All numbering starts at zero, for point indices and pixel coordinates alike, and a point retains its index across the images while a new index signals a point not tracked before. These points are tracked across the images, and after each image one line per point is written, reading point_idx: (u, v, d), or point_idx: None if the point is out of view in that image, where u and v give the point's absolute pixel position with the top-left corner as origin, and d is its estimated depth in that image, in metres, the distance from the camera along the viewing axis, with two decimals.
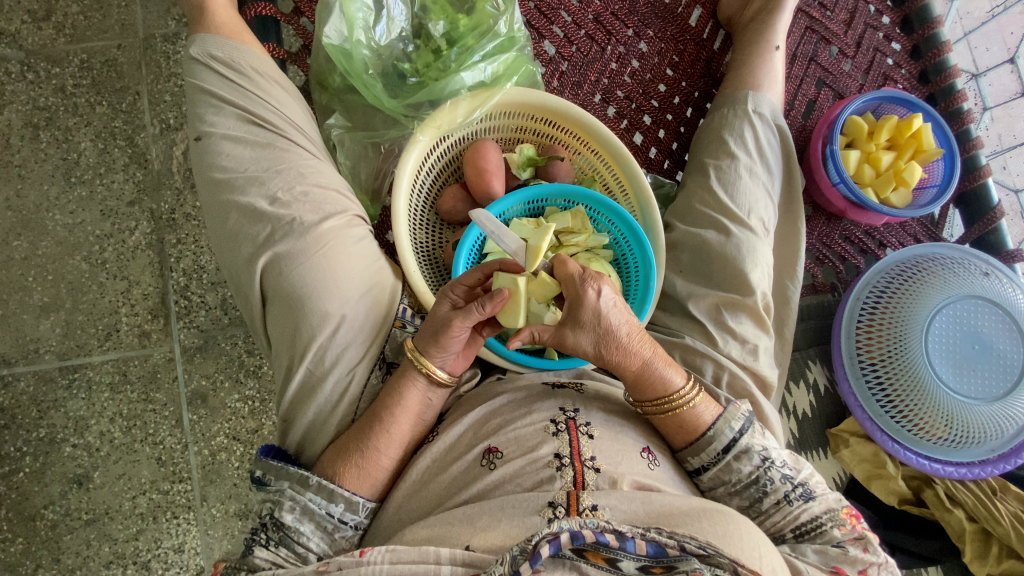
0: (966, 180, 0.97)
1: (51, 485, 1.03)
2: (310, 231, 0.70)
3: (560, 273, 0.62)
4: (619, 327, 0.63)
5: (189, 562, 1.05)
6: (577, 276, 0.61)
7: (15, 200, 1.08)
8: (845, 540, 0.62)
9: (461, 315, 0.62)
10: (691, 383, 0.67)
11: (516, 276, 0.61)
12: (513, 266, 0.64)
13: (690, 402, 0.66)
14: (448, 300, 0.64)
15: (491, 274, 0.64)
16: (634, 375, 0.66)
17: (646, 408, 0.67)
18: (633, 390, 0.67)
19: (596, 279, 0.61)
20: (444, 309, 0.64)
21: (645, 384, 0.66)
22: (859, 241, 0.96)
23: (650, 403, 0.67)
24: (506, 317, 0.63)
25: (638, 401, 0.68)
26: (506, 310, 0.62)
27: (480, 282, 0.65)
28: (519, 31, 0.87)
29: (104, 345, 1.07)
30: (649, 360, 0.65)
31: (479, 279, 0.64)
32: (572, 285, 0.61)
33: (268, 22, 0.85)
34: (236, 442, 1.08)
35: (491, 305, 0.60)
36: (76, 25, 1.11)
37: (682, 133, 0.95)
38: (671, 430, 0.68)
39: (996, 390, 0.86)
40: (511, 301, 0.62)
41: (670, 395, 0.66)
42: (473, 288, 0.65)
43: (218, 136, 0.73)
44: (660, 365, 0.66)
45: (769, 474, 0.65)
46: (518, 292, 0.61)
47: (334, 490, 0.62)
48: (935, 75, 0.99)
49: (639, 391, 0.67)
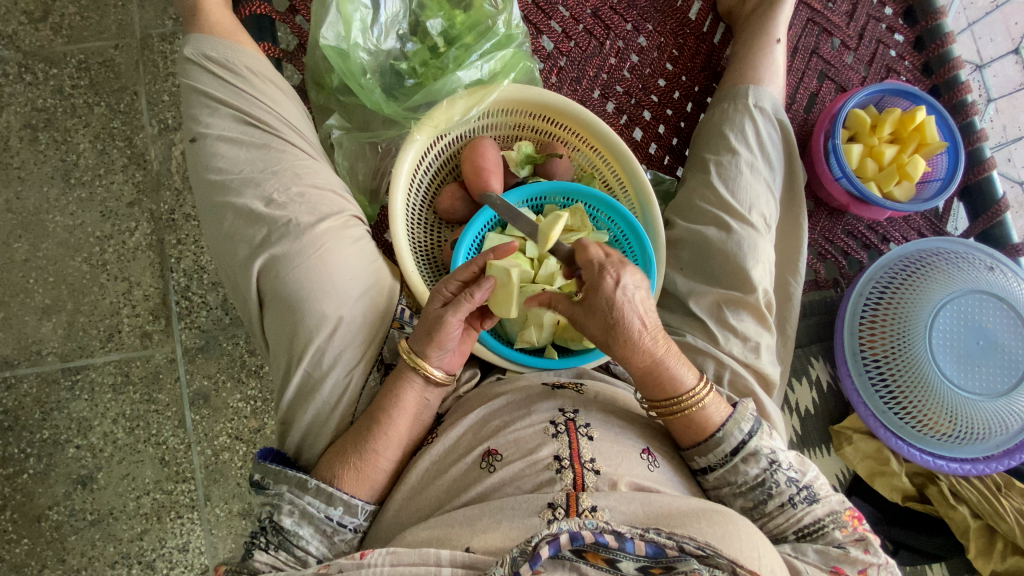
0: (970, 173, 0.96)
1: (56, 486, 1.04)
2: (306, 233, 0.70)
3: (581, 257, 0.61)
4: (631, 319, 0.61)
5: (193, 562, 1.05)
6: (597, 263, 0.60)
7: (15, 202, 1.08)
8: (845, 541, 0.62)
9: (451, 309, 0.62)
10: (702, 382, 0.66)
11: (509, 267, 0.62)
12: (505, 252, 0.63)
13: (701, 402, 0.65)
14: (440, 296, 0.64)
15: (484, 266, 0.64)
16: (644, 372, 0.65)
17: (658, 407, 0.67)
18: (646, 388, 0.67)
19: (617, 267, 0.60)
20: (436, 306, 0.64)
21: (657, 381, 0.65)
22: (862, 236, 0.94)
23: (661, 400, 0.66)
24: (499, 306, 0.64)
25: (651, 399, 0.67)
26: (497, 299, 0.64)
27: (473, 277, 0.64)
28: (517, 28, 0.86)
29: (106, 346, 1.07)
30: (661, 357, 0.64)
31: (472, 274, 0.64)
32: (592, 271, 0.60)
33: (264, 21, 0.84)
34: (240, 442, 1.08)
35: (478, 294, 0.61)
36: (73, 25, 1.11)
37: (682, 128, 0.95)
38: (680, 428, 0.67)
39: (1001, 385, 0.85)
40: (501, 291, 0.63)
41: (680, 394, 0.65)
42: (466, 283, 0.65)
43: (214, 137, 0.72)
44: (672, 362, 0.65)
45: (775, 477, 0.64)
46: (508, 283, 0.62)
47: (333, 493, 0.62)
48: (939, 67, 0.98)
49: (649, 389, 0.66)
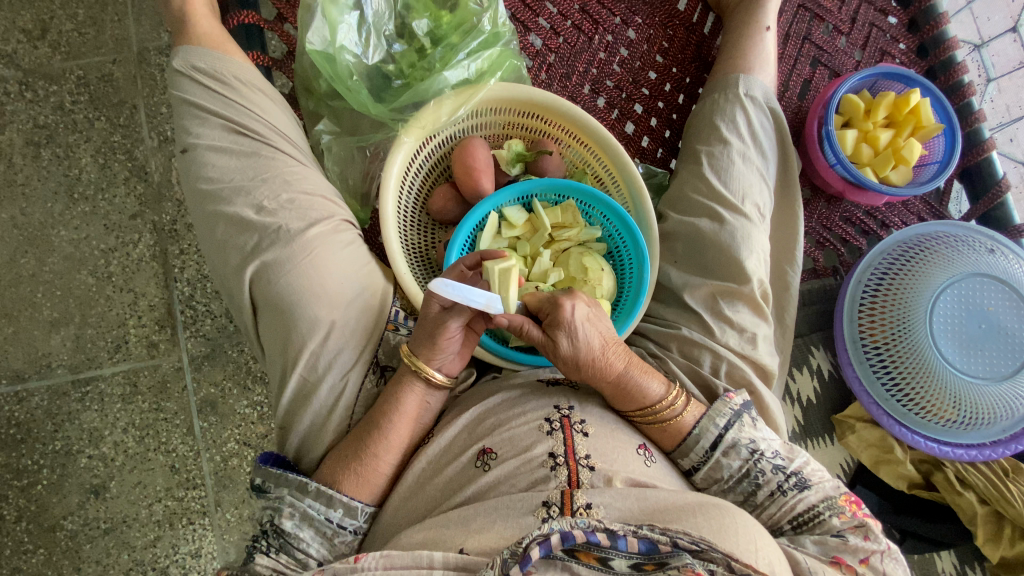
0: (969, 154, 0.95)
1: (70, 496, 1.05)
2: (297, 239, 0.70)
3: (535, 306, 0.65)
4: (592, 340, 0.64)
5: (206, 566, 1.06)
6: (549, 299, 0.64)
7: (21, 218, 1.10)
8: (844, 528, 0.61)
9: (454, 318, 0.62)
10: (671, 390, 0.67)
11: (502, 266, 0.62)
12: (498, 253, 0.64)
13: (672, 408, 0.67)
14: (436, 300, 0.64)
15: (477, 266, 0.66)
16: (611, 387, 0.66)
17: (636, 417, 0.67)
18: (617, 402, 0.67)
19: (569, 296, 0.63)
20: (434, 311, 0.64)
21: (625, 393, 0.66)
22: (861, 223, 0.93)
23: (635, 411, 0.67)
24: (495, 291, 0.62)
25: (624, 411, 0.67)
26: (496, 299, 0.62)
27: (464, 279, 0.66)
28: (503, 26, 0.86)
29: (114, 357, 1.09)
30: (625, 371, 0.66)
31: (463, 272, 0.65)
32: (547, 304, 0.64)
33: (252, 31, 0.85)
34: (247, 447, 1.09)
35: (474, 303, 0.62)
36: (71, 42, 1.12)
37: (674, 120, 0.94)
38: (656, 435, 0.68)
39: (1004, 368, 0.84)
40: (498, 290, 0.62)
41: (653, 404, 0.66)
42: None
43: (203, 147, 0.73)
44: (637, 374, 0.66)
45: (760, 466, 0.65)
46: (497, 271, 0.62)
47: (332, 495, 0.62)
48: (934, 48, 0.96)
49: (622, 403, 0.67)
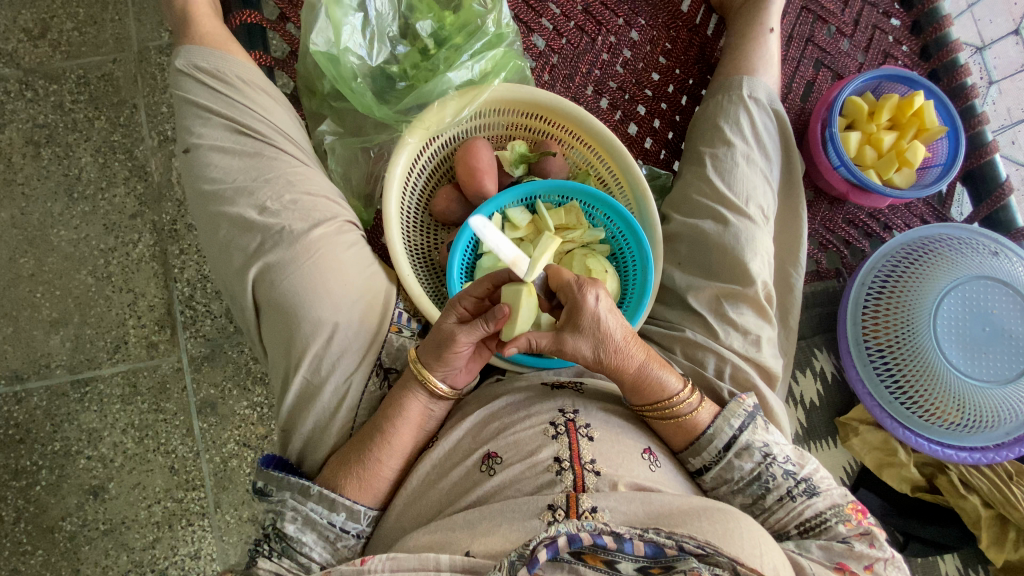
0: (972, 157, 0.95)
1: (68, 497, 1.05)
2: (300, 240, 0.70)
3: (556, 281, 0.62)
4: (614, 332, 0.62)
5: (206, 567, 1.05)
6: (574, 284, 0.61)
7: (20, 217, 1.09)
8: (850, 535, 0.61)
9: (466, 329, 0.61)
10: (688, 387, 0.67)
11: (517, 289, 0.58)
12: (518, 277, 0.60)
13: (687, 403, 0.66)
14: (455, 312, 0.62)
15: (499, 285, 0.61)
16: (628, 380, 0.65)
17: (648, 411, 0.66)
18: (631, 394, 0.66)
19: (593, 285, 0.61)
20: (449, 321, 0.62)
21: (641, 386, 0.65)
22: (864, 224, 0.93)
23: (648, 405, 0.66)
24: (502, 327, 0.60)
25: (635, 404, 0.67)
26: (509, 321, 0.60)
27: (487, 294, 0.62)
28: (507, 27, 0.86)
29: (113, 357, 1.08)
30: (644, 363, 0.65)
31: (486, 290, 0.62)
32: (569, 293, 0.61)
33: (254, 30, 0.84)
34: (247, 448, 1.09)
35: (495, 320, 0.59)
36: (71, 41, 1.12)
37: (677, 121, 0.94)
38: (669, 432, 0.67)
39: (1009, 371, 0.84)
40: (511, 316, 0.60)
41: (668, 398, 0.66)
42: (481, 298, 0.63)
43: (206, 147, 0.73)
44: (655, 367, 0.65)
45: (771, 470, 0.65)
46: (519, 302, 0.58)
47: (336, 499, 0.62)
48: (937, 50, 0.96)
49: (637, 395, 0.66)
